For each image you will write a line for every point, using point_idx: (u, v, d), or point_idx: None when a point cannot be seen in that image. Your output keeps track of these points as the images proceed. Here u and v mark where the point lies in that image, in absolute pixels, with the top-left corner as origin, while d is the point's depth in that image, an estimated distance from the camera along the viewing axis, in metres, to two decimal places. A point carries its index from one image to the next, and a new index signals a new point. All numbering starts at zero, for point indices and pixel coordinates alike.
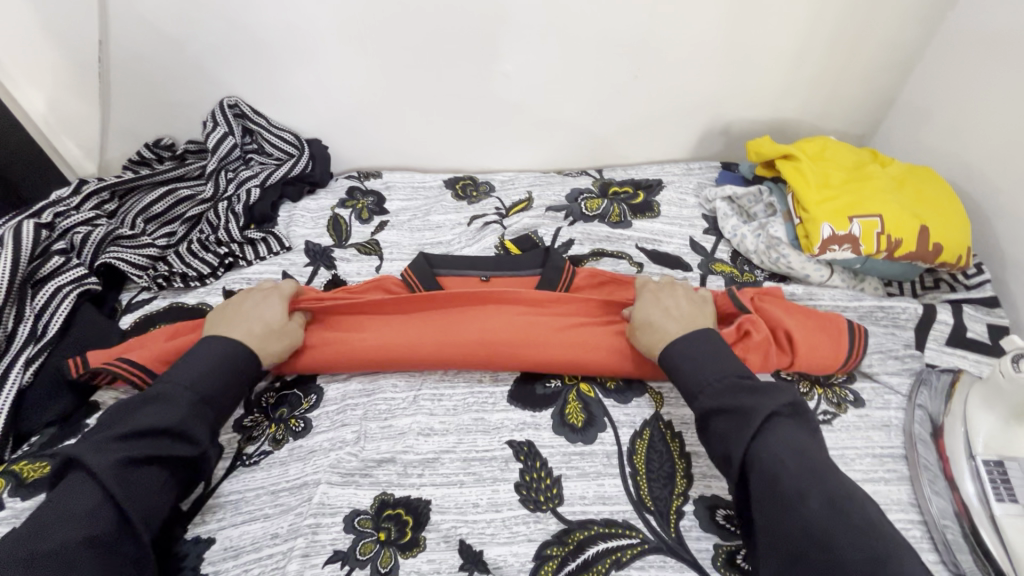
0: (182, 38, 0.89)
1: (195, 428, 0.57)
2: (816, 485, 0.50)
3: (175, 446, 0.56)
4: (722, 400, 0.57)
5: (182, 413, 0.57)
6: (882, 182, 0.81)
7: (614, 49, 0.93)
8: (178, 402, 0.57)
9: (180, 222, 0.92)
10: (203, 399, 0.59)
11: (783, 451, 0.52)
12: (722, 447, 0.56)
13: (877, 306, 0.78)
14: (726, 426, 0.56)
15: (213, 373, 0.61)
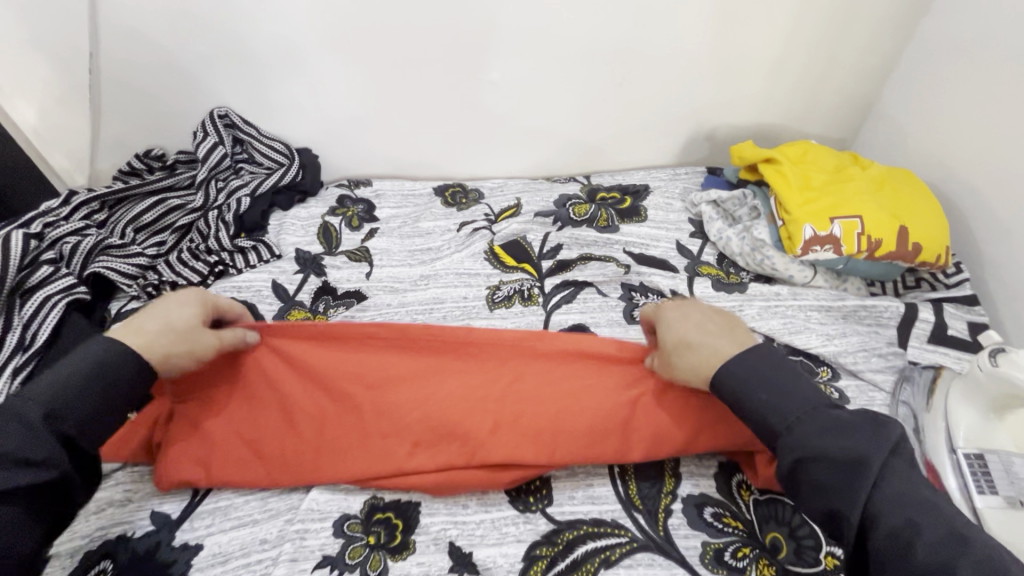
0: (172, 49, 0.90)
1: (47, 448, 0.47)
2: (940, 526, 0.43)
3: (20, 472, 0.45)
4: (819, 444, 0.47)
5: (30, 438, 0.46)
6: (862, 184, 0.83)
7: (599, 57, 0.95)
8: (30, 424, 0.47)
9: (170, 231, 0.92)
10: (55, 413, 0.48)
11: (859, 454, 0.46)
12: (823, 501, 0.46)
13: (860, 305, 0.79)
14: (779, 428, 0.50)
15: (73, 380, 0.50)
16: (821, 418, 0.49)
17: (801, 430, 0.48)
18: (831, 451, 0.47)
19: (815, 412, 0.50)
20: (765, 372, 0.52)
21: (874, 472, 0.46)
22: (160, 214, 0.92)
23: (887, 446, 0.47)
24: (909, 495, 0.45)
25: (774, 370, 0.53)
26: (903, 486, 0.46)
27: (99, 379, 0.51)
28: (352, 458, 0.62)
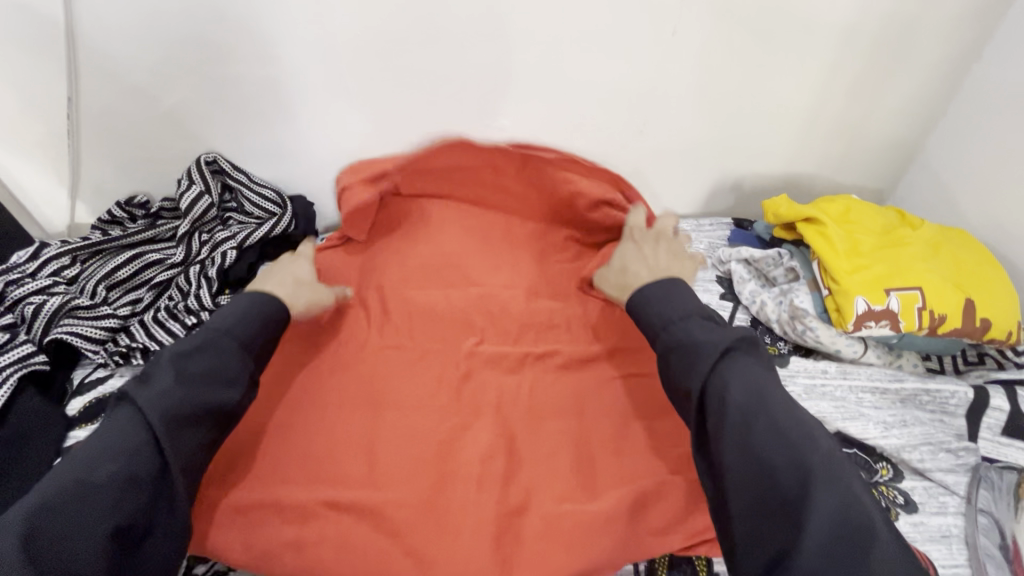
0: (156, 93, 0.84)
1: (234, 370, 0.58)
2: (776, 432, 0.50)
3: (217, 389, 0.56)
4: (682, 339, 0.57)
5: (222, 369, 0.57)
6: (917, 249, 0.73)
7: (619, 104, 0.88)
8: (224, 353, 0.58)
9: (148, 289, 0.84)
10: (244, 344, 0.61)
11: (746, 396, 0.52)
12: (687, 379, 0.55)
13: (922, 389, 0.69)
14: (685, 362, 0.56)
15: (244, 315, 0.63)
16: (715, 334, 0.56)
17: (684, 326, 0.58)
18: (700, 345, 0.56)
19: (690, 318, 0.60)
20: (669, 313, 0.61)
21: (746, 406, 0.51)
22: (137, 268, 0.84)
23: (764, 381, 0.54)
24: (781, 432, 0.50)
25: (689, 310, 0.61)
26: (772, 425, 0.50)
27: (263, 323, 0.64)
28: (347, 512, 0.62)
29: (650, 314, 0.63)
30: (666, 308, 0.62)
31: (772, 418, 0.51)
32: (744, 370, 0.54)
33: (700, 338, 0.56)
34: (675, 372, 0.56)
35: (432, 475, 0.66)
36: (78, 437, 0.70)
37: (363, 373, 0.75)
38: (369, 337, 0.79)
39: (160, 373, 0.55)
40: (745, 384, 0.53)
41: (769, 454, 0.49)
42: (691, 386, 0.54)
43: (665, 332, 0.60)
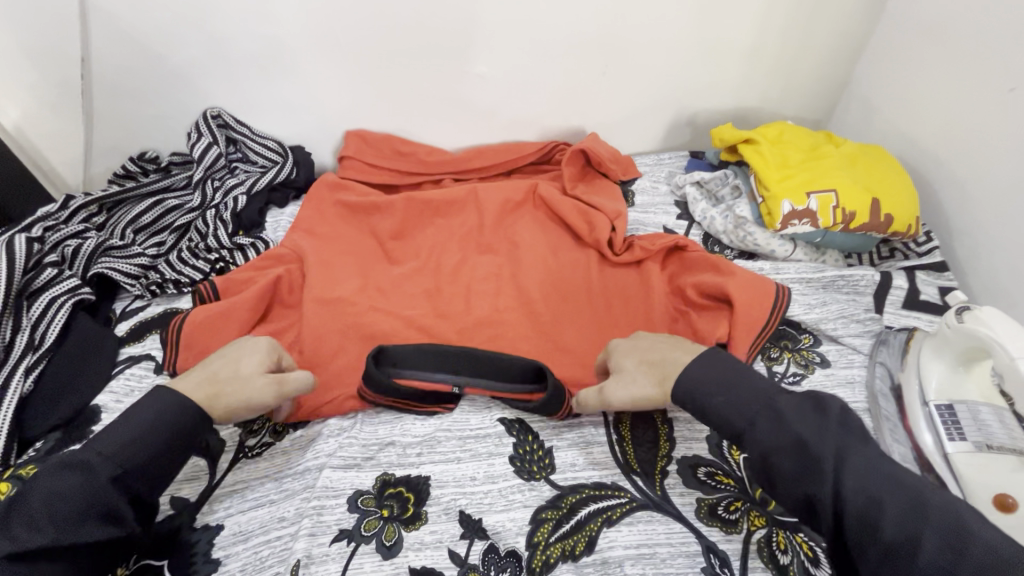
0: (162, 53, 0.92)
1: (106, 504, 0.53)
2: (922, 521, 0.45)
3: (92, 524, 0.52)
4: (779, 438, 0.52)
5: (139, 450, 0.55)
6: (836, 161, 0.87)
7: (583, 47, 0.98)
8: (95, 474, 0.53)
9: (169, 232, 0.94)
10: (122, 471, 0.54)
11: (872, 488, 0.47)
12: (798, 488, 0.50)
13: (839, 275, 0.83)
14: (794, 468, 0.50)
15: (137, 434, 0.56)
16: (790, 418, 0.53)
17: (763, 430, 0.53)
18: (787, 443, 0.52)
19: (768, 405, 0.55)
20: (745, 414, 0.55)
21: (894, 509, 0.46)
22: (158, 214, 0.95)
23: (887, 468, 0.49)
24: (949, 541, 0.43)
25: (763, 399, 0.56)
26: (930, 531, 0.44)
27: (173, 439, 0.58)
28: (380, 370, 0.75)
29: (714, 412, 0.57)
30: (730, 407, 0.56)
31: (931, 525, 0.44)
32: (857, 455, 0.50)
33: (794, 423, 0.53)
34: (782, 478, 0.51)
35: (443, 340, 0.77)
36: (129, 351, 0.79)
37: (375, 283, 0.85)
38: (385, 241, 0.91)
39: (35, 509, 0.51)
40: (873, 477, 0.48)
41: (929, 563, 0.43)
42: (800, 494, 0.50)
43: (745, 441, 0.54)
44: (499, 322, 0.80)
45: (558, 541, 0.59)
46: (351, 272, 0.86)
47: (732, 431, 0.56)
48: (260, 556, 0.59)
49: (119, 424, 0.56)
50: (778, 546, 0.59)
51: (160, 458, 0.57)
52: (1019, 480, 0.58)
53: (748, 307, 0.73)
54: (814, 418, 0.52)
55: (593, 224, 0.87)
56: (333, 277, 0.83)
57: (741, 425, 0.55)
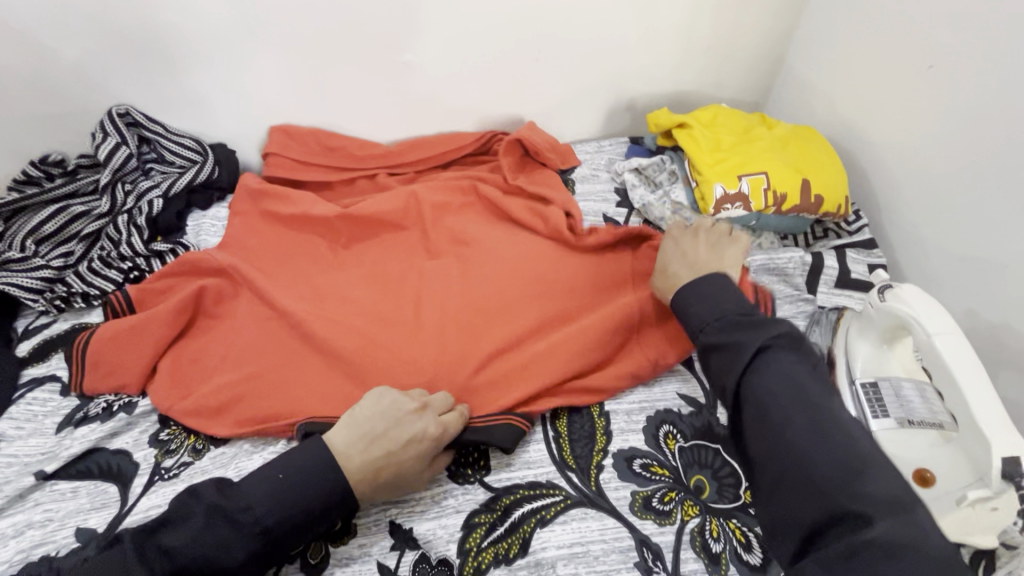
0: (57, 45, 0.84)
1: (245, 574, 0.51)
2: (803, 412, 0.50)
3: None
4: (719, 337, 0.57)
5: (292, 508, 0.53)
6: (767, 143, 0.87)
7: (514, 32, 0.95)
8: (242, 529, 0.51)
9: (77, 240, 0.87)
10: (271, 538, 0.52)
11: (776, 383, 0.52)
12: (718, 380, 0.56)
13: (767, 260, 0.83)
14: (722, 362, 0.56)
15: (289, 489, 0.53)
16: (738, 325, 0.57)
17: (713, 332, 0.58)
18: (725, 342, 0.56)
19: (727, 316, 0.59)
20: (702, 319, 0.60)
21: (784, 398, 0.51)
22: (64, 222, 0.87)
23: (803, 375, 0.53)
24: (817, 427, 0.49)
25: (739, 314, 0.58)
26: (809, 421, 0.50)
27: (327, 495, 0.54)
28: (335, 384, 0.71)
29: (689, 315, 0.62)
30: (706, 310, 0.60)
31: (810, 415, 0.50)
32: (790, 359, 0.54)
33: (739, 329, 0.56)
34: (714, 367, 0.57)
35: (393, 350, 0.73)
36: (33, 373, 0.74)
37: (318, 293, 0.80)
38: (317, 244, 0.87)
39: (181, 563, 0.49)
40: (782, 379, 0.53)
41: (793, 437, 0.49)
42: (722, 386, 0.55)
43: (701, 338, 0.59)
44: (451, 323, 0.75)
45: (491, 545, 0.57)
46: (289, 283, 0.82)
47: (690, 332, 0.62)
48: None
49: (277, 467, 0.55)
50: (711, 533, 0.59)
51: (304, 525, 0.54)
52: (937, 454, 0.60)
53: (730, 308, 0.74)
54: (758, 324, 0.56)
55: (547, 218, 0.85)
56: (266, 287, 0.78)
57: (697, 329, 0.60)
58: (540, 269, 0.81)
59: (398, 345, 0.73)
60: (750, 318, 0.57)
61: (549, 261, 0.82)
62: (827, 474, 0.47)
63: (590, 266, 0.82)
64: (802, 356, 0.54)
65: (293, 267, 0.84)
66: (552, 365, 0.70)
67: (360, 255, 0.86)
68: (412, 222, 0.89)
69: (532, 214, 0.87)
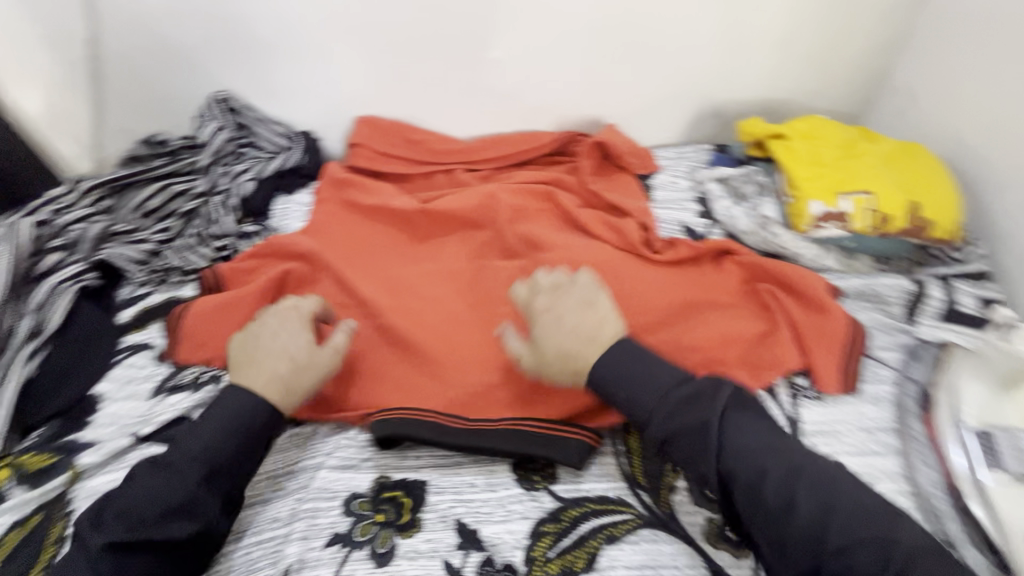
0: (172, 32, 0.90)
1: (203, 505, 0.55)
2: (797, 481, 0.52)
3: (170, 523, 0.53)
4: (676, 423, 0.56)
5: (218, 449, 0.57)
6: (873, 160, 0.82)
7: (605, 32, 0.93)
8: (183, 473, 0.55)
9: (176, 218, 0.92)
10: (213, 471, 0.57)
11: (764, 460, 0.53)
12: (693, 470, 0.55)
13: (864, 285, 0.78)
14: (690, 450, 0.55)
15: (216, 431, 0.58)
16: (700, 400, 0.56)
17: (667, 420, 0.56)
18: (682, 426, 0.55)
19: (668, 395, 0.57)
20: (649, 397, 0.58)
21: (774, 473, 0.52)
22: (166, 199, 0.93)
23: (776, 440, 0.55)
24: (816, 497, 0.51)
25: (673, 386, 0.58)
26: (810, 493, 0.51)
27: (243, 434, 0.59)
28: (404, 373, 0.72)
29: (620, 404, 0.59)
30: (635, 394, 0.59)
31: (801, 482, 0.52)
32: (746, 424, 0.56)
33: (698, 405, 0.56)
34: (682, 458, 0.56)
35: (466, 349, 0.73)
36: (132, 339, 0.79)
37: (393, 284, 0.82)
38: (395, 237, 0.89)
39: (135, 508, 0.54)
40: (767, 453, 0.54)
41: (803, 516, 0.50)
42: (698, 472, 0.55)
43: (653, 427, 0.57)
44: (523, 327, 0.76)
45: (558, 557, 0.56)
46: (365, 271, 0.83)
47: (636, 420, 0.58)
48: (252, 557, 0.58)
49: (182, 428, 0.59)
50: None
51: (243, 458, 0.59)
52: None
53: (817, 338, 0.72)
54: (707, 397, 0.56)
55: (622, 230, 0.85)
56: (347, 275, 0.80)
57: (642, 422, 0.57)
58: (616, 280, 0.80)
59: (472, 343, 0.74)
60: (710, 394, 0.57)
61: (623, 272, 0.81)
62: (860, 552, 0.47)
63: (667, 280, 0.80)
64: (755, 413, 0.57)
65: (373, 258, 0.86)
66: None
67: (431, 252, 0.88)
68: (486, 219, 0.88)
69: (608, 224, 0.87)
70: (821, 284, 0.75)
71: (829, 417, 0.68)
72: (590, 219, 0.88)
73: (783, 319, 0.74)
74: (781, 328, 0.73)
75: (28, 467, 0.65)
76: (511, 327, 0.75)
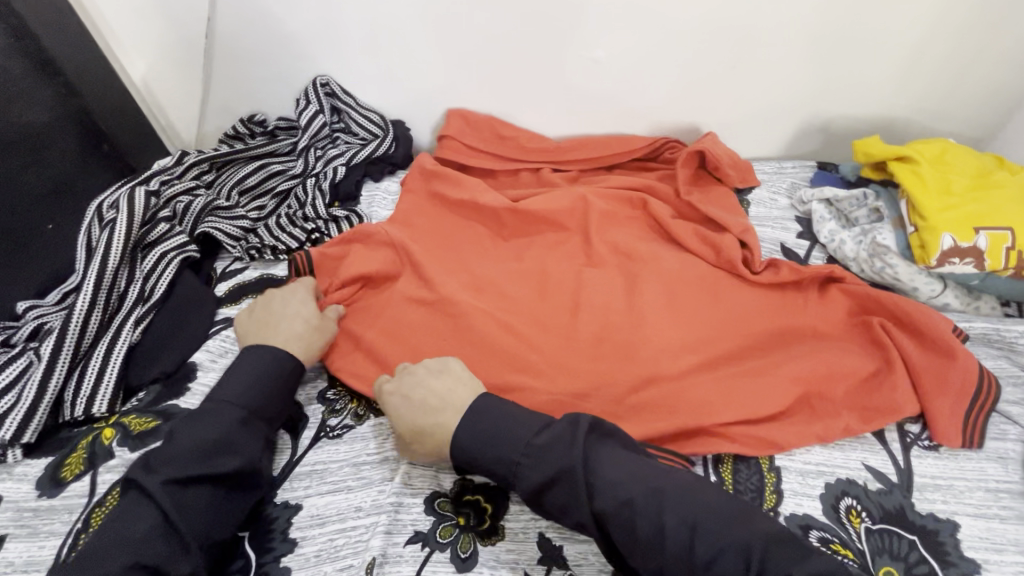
0: (281, 16, 0.91)
1: (244, 440, 0.59)
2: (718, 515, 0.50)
3: (217, 459, 0.56)
4: (546, 468, 0.53)
5: (257, 394, 0.63)
6: (1013, 192, 0.74)
7: (716, 37, 0.89)
8: (223, 413, 0.59)
9: (271, 197, 0.96)
10: (250, 413, 0.61)
11: (621, 489, 0.52)
12: (572, 517, 0.53)
13: (992, 329, 0.73)
14: (564, 497, 0.53)
15: (246, 381, 0.63)
16: (535, 442, 0.55)
17: (529, 467, 0.54)
18: (598, 475, 0.53)
19: (523, 441, 0.55)
20: (510, 445, 0.56)
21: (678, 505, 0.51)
22: (263, 177, 0.96)
23: (632, 462, 0.55)
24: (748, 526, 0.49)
25: (532, 425, 0.57)
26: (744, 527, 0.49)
27: (269, 379, 0.64)
28: (490, 376, 0.71)
29: (487, 460, 0.56)
30: (496, 450, 0.56)
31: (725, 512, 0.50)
32: (601, 457, 0.54)
33: (547, 451, 0.54)
34: (557, 508, 0.54)
35: (549, 360, 0.72)
36: (226, 313, 0.81)
37: (479, 282, 0.81)
38: (480, 234, 0.88)
39: (178, 451, 0.55)
40: (614, 481, 0.53)
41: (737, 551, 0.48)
42: (579, 520, 0.53)
43: (519, 480, 0.54)
44: (609, 341, 0.73)
45: None
46: (451, 267, 0.83)
47: (505, 481, 0.55)
48: (336, 544, 0.59)
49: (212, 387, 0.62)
50: None
51: (271, 401, 0.64)
52: None
53: (942, 381, 0.66)
54: (560, 439, 0.55)
55: (720, 247, 0.80)
56: (431, 272, 0.80)
57: (511, 476, 0.55)
58: (709, 304, 0.76)
59: (555, 353, 0.72)
60: (519, 432, 0.56)
61: (717, 294, 0.77)
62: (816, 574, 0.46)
63: (765, 307, 0.76)
64: (620, 446, 0.57)
65: (459, 251, 0.86)
66: (722, 405, 0.66)
67: (513, 254, 0.86)
68: (572, 223, 0.86)
69: (702, 237, 0.82)
70: (942, 325, 0.69)
71: (949, 472, 0.62)
72: (681, 230, 0.83)
73: (898, 358, 0.68)
74: (897, 368, 0.67)
75: (131, 428, 0.66)
76: (596, 341, 0.73)
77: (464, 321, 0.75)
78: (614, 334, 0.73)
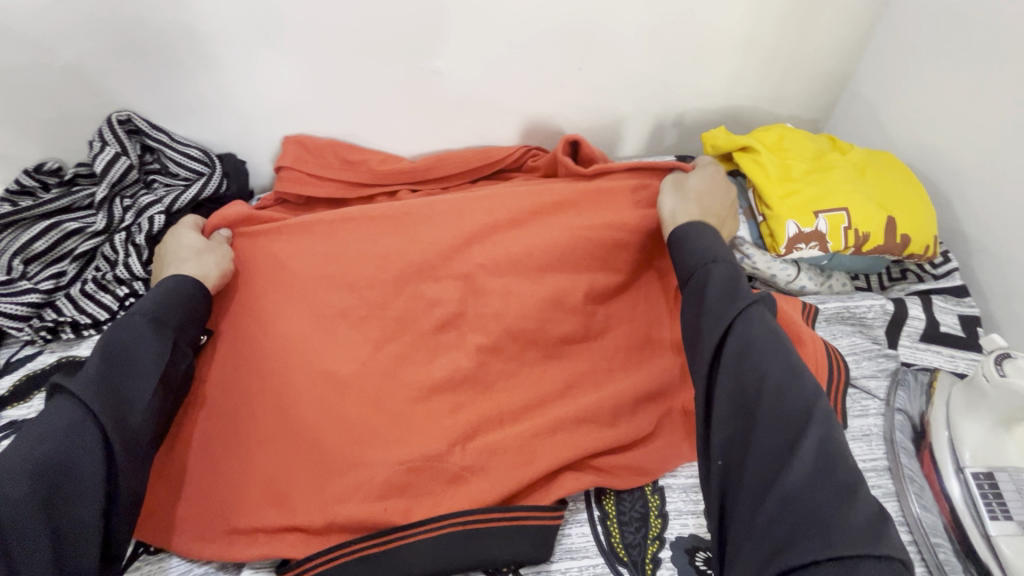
0: (51, 45, 0.76)
1: (155, 343, 0.60)
2: (781, 357, 0.54)
3: (138, 359, 0.58)
4: (720, 276, 0.60)
5: (175, 308, 0.64)
6: (845, 172, 0.77)
7: (557, 38, 0.85)
8: (135, 324, 0.60)
9: (71, 260, 0.81)
10: (159, 320, 0.62)
11: (758, 326, 0.56)
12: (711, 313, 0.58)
13: (843, 308, 0.75)
14: (720, 295, 0.58)
15: (163, 296, 0.63)
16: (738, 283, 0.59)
17: (714, 272, 0.61)
18: (712, 282, 0.60)
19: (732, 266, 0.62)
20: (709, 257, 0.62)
21: (764, 340, 0.55)
22: (55, 240, 0.79)
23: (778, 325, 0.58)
24: (791, 367, 0.53)
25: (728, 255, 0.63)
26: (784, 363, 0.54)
27: (183, 301, 0.65)
28: (335, 446, 0.63)
29: (688, 256, 0.64)
30: (701, 250, 0.64)
31: (787, 355, 0.54)
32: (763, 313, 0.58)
33: (720, 276, 0.60)
34: (711, 306, 0.58)
35: (403, 417, 0.65)
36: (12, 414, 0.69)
37: (314, 336, 0.69)
38: None
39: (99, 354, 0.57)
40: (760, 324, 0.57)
41: (768, 378, 0.52)
42: (704, 319, 0.59)
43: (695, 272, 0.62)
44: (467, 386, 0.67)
45: None
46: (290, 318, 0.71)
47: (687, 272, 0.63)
48: None
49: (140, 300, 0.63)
50: None
51: (189, 320, 0.65)
52: None
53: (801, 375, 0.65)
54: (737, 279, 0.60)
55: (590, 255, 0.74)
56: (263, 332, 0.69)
57: (694, 270, 0.62)
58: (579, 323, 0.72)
59: (407, 410, 0.65)
60: (743, 278, 0.61)
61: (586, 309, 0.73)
62: (790, 407, 0.51)
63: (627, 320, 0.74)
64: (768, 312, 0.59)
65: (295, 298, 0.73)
66: (578, 440, 0.65)
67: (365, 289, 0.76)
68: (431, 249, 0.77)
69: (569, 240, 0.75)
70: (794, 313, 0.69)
71: None
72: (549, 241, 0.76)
73: None
74: None
75: None
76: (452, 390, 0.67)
77: (299, 388, 0.66)
78: (472, 379, 0.68)
